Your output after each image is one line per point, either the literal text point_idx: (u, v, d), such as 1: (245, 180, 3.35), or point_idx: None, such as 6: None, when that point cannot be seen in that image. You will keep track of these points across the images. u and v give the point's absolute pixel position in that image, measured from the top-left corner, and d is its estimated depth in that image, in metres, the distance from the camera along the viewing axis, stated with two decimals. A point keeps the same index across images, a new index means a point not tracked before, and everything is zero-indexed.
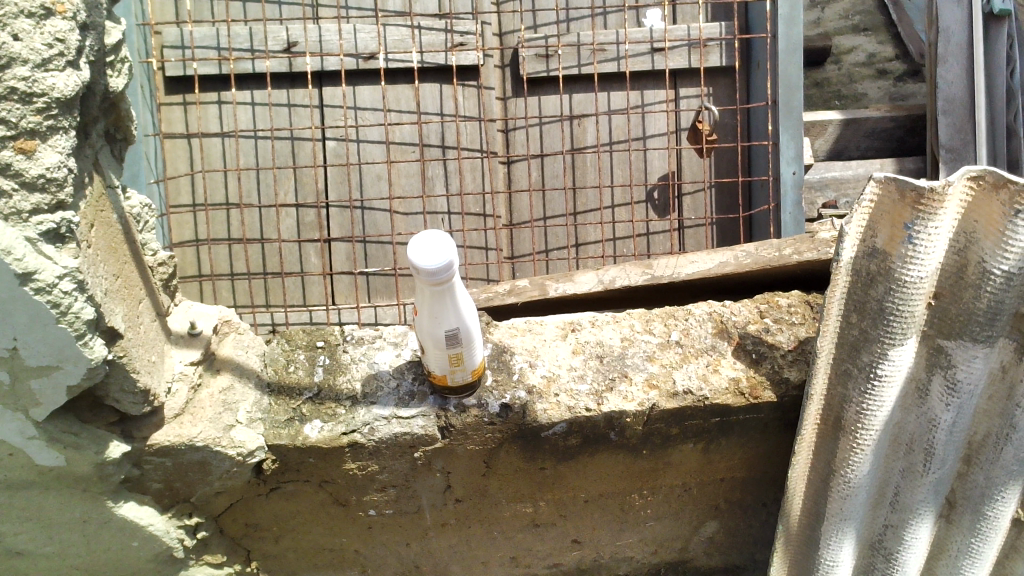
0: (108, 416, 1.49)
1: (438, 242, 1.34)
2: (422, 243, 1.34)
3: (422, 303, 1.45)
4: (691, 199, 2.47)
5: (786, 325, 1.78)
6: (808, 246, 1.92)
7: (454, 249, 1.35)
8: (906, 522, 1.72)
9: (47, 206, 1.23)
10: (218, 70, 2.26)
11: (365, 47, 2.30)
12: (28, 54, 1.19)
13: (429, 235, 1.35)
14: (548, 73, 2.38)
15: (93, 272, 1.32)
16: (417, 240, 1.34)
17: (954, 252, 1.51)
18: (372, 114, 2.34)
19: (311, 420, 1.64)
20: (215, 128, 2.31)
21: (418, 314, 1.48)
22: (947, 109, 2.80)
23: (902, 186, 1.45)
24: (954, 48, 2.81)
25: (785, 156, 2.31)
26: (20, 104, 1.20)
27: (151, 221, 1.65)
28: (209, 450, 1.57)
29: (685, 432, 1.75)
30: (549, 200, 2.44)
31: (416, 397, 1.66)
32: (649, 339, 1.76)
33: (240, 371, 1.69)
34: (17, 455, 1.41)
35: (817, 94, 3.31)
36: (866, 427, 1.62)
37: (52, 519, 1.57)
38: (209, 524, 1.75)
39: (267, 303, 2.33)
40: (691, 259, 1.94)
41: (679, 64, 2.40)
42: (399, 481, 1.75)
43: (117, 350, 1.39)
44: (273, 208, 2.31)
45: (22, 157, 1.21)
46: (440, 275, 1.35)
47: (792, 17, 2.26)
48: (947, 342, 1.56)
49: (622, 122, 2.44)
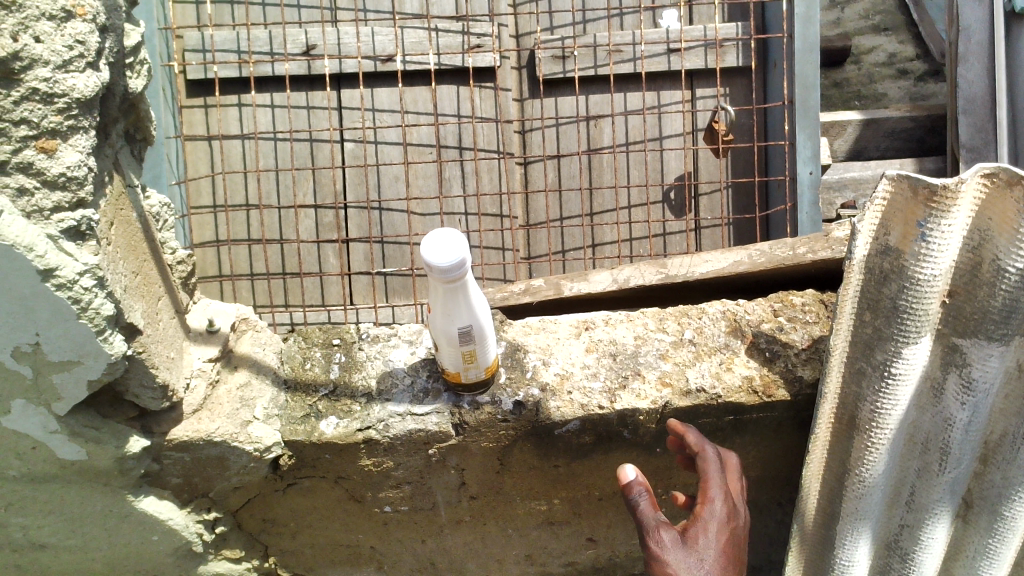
0: (128, 411, 1.52)
1: (451, 239, 1.35)
2: (434, 241, 1.35)
3: (434, 301, 1.47)
4: (708, 199, 2.47)
5: (800, 323, 1.78)
6: (822, 245, 1.90)
7: (467, 245, 1.36)
8: (923, 521, 1.71)
9: (68, 204, 1.26)
10: (239, 73, 2.30)
11: (383, 50, 2.32)
12: (49, 56, 1.22)
13: (441, 233, 1.36)
14: (564, 75, 2.40)
15: (113, 269, 1.35)
16: (430, 239, 1.35)
17: (968, 249, 1.50)
18: (389, 116, 2.37)
19: (327, 416, 1.66)
20: (235, 130, 2.35)
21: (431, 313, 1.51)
22: (968, 109, 2.77)
23: (914, 183, 1.45)
24: (975, 48, 2.78)
25: (801, 156, 2.29)
26: (42, 104, 1.23)
27: (170, 220, 1.68)
28: (227, 446, 1.60)
29: (699, 430, 1.76)
30: (565, 201, 2.45)
31: (430, 394, 1.68)
32: (662, 337, 1.77)
33: (257, 367, 1.72)
34: (40, 449, 1.44)
35: (837, 94, 3.29)
36: (880, 426, 1.61)
37: (75, 513, 1.59)
38: (227, 519, 1.78)
39: (286, 303, 2.36)
40: (706, 258, 1.94)
41: (695, 64, 2.40)
42: (414, 478, 1.77)
43: (136, 346, 1.42)
44: (291, 209, 2.34)
45: (44, 157, 1.24)
46: (455, 271, 1.36)
47: (809, 17, 2.25)
48: (962, 340, 1.55)
49: (638, 123, 2.44)
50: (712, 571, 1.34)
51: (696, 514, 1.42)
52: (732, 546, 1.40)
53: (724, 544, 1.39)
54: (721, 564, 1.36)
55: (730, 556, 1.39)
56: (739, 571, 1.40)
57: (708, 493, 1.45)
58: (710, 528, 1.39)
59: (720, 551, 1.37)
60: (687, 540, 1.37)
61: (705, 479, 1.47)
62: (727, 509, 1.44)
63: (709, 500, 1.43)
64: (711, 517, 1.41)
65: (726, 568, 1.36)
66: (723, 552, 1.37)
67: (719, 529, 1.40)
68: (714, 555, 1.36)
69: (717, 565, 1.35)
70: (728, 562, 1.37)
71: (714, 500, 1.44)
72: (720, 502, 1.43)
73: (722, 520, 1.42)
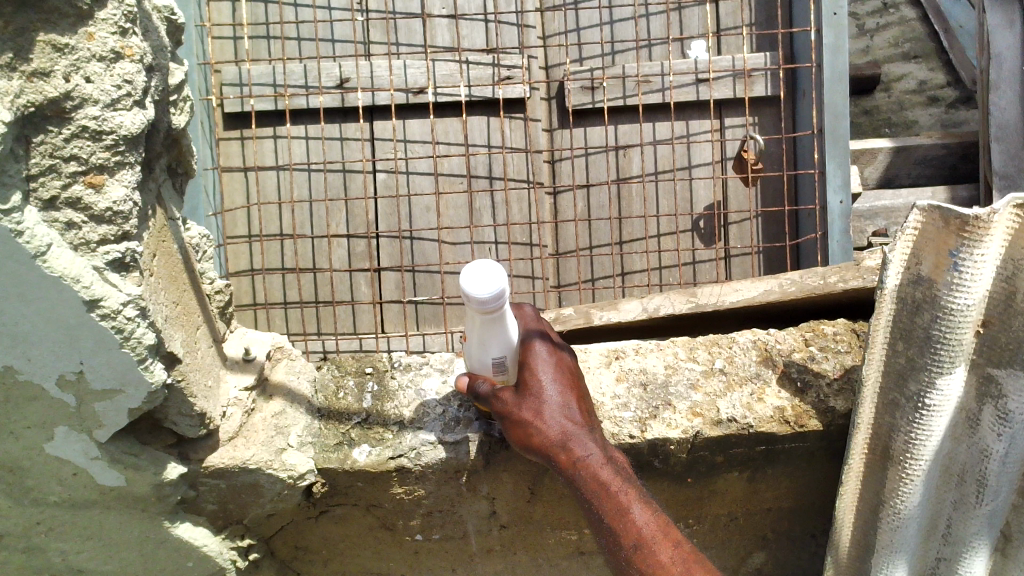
0: (167, 438, 1.55)
1: (489, 271, 1.38)
2: (471, 271, 1.38)
3: (473, 329, 1.53)
4: (737, 228, 2.48)
5: (832, 353, 1.77)
6: (853, 273, 1.89)
7: (506, 279, 1.39)
8: (960, 556, 1.64)
9: (113, 237, 1.30)
10: (275, 106, 2.35)
11: (415, 82, 2.37)
12: (99, 95, 1.26)
13: (480, 264, 1.38)
14: (594, 105, 2.42)
15: (154, 299, 1.38)
16: (471, 269, 1.38)
17: (1002, 279, 1.49)
18: (421, 146, 2.41)
19: (360, 444, 1.68)
20: (271, 161, 2.40)
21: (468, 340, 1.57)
22: (1001, 136, 2.72)
23: (946, 214, 1.46)
24: (1007, 75, 2.73)
25: (831, 185, 2.28)
26: (91, 141, 1.27)
27: (209, 251, 1.73)
28: (261, 473, 1.62)
29: (730, 460, 1.76)
30: (595, 230, 2.47)
31: (461, 423, 1.69)
32: (693, 367, 1.77)
33: (292, 397, 1.74)
34: (81, 475, 1.47)
35: (866, 121, 3.29)
36: (915, 457, 1.58)
37: (112, 540, 1.62)
38: (260, 546, 1.82)
39: (318, 331, 2.39)
40: (736, 287, 1.93)
41: (724, 94, 2.41)
42: (444, 506, 1.78)
43: (176, 374, 1.46)
44: (325, 238, 2.38)
45: (92, 191, 1.28)
46: (489, 306, 1.39)
47: (838, 46, 2.26)
48: (997, 370, 1.52)
49: (667, 152, 2.46)
50: (552, 404, 1.55)
51: (522, 360, 1.58)
52: (563, 374, 1.59)
53: (555, 374, 1.57)
54: (563, 402, 1.56)
55: (568, 390, 1.58)
56: (578, 388, 1.60)
57: (528, 331, 1.61)
58: (537, 371, 1.57)
59: (553, 384, 1.56)
60: (524, 393, 1.57)
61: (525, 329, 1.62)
62: (549, 346, 1.60)
63: (529, 344, 1.59)
64: (534, 357, 1.58)
65: (563, 397, 1.56)
66: (561, 391, 1.57)
67: (546, 365, 1.57)
68: (554, 397, 1.56)
69: (559, 402, 1.56)
70: (569, 398, 1.57)
71: (529, 329, 1.61)
72: (538, 341, 1.59)
73: (547, 357, 1.58)
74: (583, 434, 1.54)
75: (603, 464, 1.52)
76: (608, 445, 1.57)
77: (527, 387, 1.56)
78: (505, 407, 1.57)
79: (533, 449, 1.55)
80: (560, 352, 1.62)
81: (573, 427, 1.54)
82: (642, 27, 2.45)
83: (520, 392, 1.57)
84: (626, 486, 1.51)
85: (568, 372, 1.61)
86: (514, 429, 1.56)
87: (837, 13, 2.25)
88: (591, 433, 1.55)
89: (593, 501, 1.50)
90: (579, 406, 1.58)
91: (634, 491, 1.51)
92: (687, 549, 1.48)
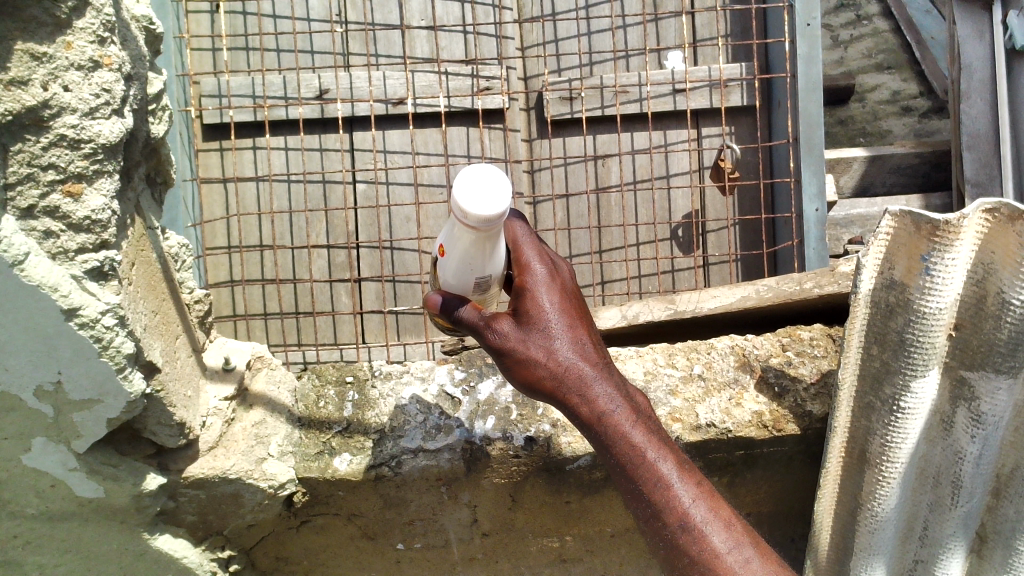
0: (146, 449, 1.54)
1: (493, 180, 1.21)
2: (469, 181, 1.20)
3: (456, 245, 1.32)
4: (716, 236, 2.50)
5: (809, 358, 1.79)
6: (829, 279, 1.90)
7: (508, 192, 1.21)
8: (937, 557, 1.66)
9: (92, 245, 1.30)
10: (254, 117, 2.36)
11: (395, 93, 2.37)
12: (77, 104, 1.26)
13: (478, 170, 1.21)
14: (573, 115, 2.45)
15: (133, 308, 1.38)
16: (466, 176, 1.21)
17: (972, 283, 1.52)
18: (401, 157, 2.42)
19: (340, 453, 1.70)
20: (250, 172, 2.39)
21: (446, 255, 1.36)
22: (973, 145, 2.71)
23: (917, 219, 1.49)
24: (977, 84, 2.71)
25: (807, 193, 2.30)
26: (69, 150, 1.27)
27: (188, 261, 1.72)
28: (241, 483, 1.62)
29: (710, 465, 1.77)
30: (574, 239, 2.48)
31: (442, 430, 1.71)
32: (672, 372, 1.79)
33: (272, 406, 1.74)
34: (58, 487, 1.46)
35: (841, 131, 3.33)
36: (891, 460, 1.60)
37: (90, 552, 1.60)
38: (241, 557, 1.82)
39: (299, 342, 2.39)
40: (714, 294, 1.96)
41: (701, 104, 2.44)
42: (426, 515, 1.79)
43: (156, 384, 1.45)
44: (305, 249, 2.39)
45: (70, 200, 1.28)
46: (492, 221, 1.22)
47: (811, 57, 2.27)
48: (969, 373, 1.55)
49: (645, 162, 2.48)
50: (562, 340, 1.34)
51: (519, 285, 1.36)
52: (568, 301, 1.37)
53: (560, 303, 1.36)
54: (573, 338, 1.35)
55: (577, 321, 1.36)
56: (585, 316, 1.39)
57: (522, 250, 1.38)
58: (540, 298, 1.35)
59: (560, 313, 1.35)
60: (527, 325, 1.34)
61: (517, 248, 1.38)
62: (549, 266, 1.38)
63: (526, 266, 1.36)
64: (535, 282, 1.35)
65: (574, 328, 1.35)
66: (570, 324, 1.35)
67: (549, 289, 1.36)
68: (564, 331, 1.34)
69: (569, 338, 1.34)
70: (579, 333, 1.35)
71: (522, 246, 1.38)
72: (537, 261, 1.37)
73: (549, 279, 1.37)
74: (602, 380, 1.33)
75: (630, 420, 1.32)
76: (629, 388, 1.37)
77: (530, 319, 1.34)
78: (504, 343, 1.33)
79: (542, 394, 1.34)
80: (561, 274, 1.39)
81: (590, 369, 1.33)
82: (619, 38, 2.47)
83: (521, 325, 1.34)
84: (660, 444, 1.32)
85: (572, 297, 1.39)
86: (518, 369, 1.34)
87: (811, 24, 2.26)
88: (610, 378, 1.34)
89: (624, 461, 1.30)
90: (591, 342, 1.36)
91: (670, 450, 1.33)
92: (742, 530, 1.31)
